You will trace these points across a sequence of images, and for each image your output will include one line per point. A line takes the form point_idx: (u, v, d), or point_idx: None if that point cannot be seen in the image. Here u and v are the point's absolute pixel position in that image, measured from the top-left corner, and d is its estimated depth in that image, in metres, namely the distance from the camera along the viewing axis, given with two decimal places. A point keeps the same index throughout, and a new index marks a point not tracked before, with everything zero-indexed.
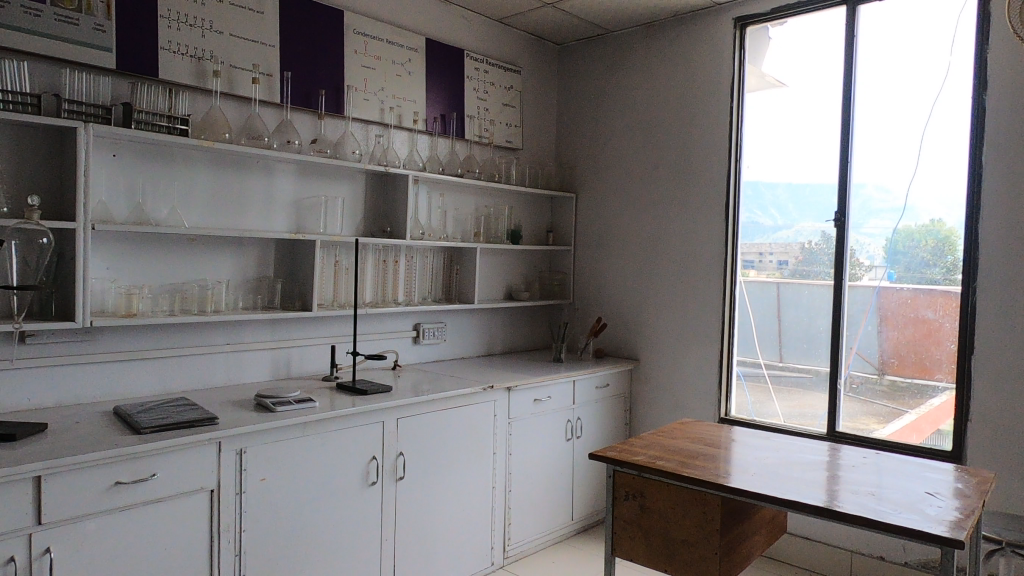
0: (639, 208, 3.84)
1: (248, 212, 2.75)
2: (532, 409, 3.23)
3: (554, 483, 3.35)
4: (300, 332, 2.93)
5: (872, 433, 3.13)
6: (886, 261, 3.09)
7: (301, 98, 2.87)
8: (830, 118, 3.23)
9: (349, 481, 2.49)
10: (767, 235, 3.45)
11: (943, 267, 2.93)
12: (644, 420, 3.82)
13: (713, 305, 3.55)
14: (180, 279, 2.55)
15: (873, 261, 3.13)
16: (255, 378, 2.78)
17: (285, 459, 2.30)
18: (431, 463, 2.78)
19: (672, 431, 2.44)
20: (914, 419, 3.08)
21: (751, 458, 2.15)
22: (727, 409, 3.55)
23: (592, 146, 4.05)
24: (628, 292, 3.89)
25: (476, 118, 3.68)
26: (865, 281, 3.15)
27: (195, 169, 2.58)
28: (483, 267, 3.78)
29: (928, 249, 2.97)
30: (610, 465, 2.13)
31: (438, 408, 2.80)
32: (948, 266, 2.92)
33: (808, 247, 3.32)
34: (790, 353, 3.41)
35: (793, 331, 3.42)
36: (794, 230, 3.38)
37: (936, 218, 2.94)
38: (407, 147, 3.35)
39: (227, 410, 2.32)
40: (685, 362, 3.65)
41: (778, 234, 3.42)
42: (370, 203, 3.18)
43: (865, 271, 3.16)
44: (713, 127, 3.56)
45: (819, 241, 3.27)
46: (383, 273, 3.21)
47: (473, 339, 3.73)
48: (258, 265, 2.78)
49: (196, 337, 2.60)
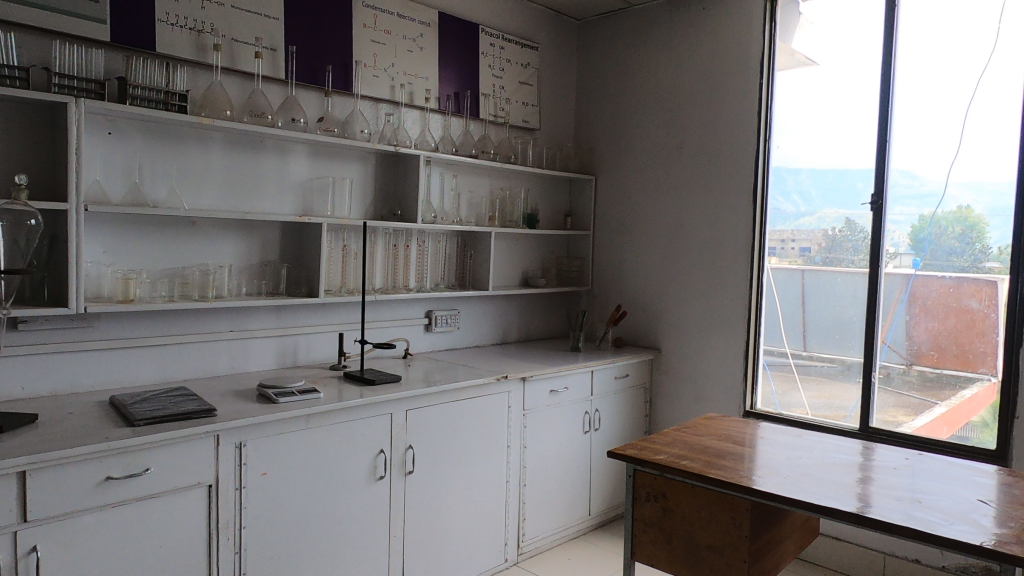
0: (661, 191, 3.67)
1: (252, 195, 2.63)
2: (548, 400, 3.09)
3: (570, 477, 3.23)
4: (307, 318, 2.82)
5: (902, 425, 2.97)
6: (910, 250, 2.93)
7: (307, 74, 2.74)
8: (867, 94, 3.02)
9: (356, 475, 2.38)
10: (791, 222, 3.30)
11: (973, 254, 2.79)
12: (665, 413, 3.67)
13: (739, 293, 3.38)
14: (181, 264, 2.45)
15: (899, 249, 2.95)
16: (260, 366, 2.68)
17: (287, 453, 2.19)
18: (442, 457, 2.66)
19: (695, 427, 2.29)
20: (946, 411, 2.98)
21: (781, 458, 2.01)
22: (753, 402, 3.39)
23: (613, 127, 3.88)
24: (650, 279, 3.73)
25: (491, 97, 3.53)
26: (890, 270, 2.96)
27: (195, 148, 2.47)
28: (498, 252, 3.64)
29: (954, 238, 2.83)
30: (630, 464, 1.98)
31: (449, 400, 2.68)
32: (978, 253, 2.78)
33: (831, 234, 3.19)
34: (815, 341, 3.32)
35: (817, 321, 3.32)
36: (817, 217, 3.23)
37: (964, 203, 2.79)
38: (419, 127, 3.21)
39: (228, 401, 2.22)
40: (708, 353, 3.50)
41: (801, 221, 3.28)
42: (379, 184, 3.05)
43: (890, 258, 2.96)
44: (742, 105, 3.37)
45: (843, 228, 3.13)
46: (394, 259, 3.08)
47: (488, 327, 3.60)
48: (263, 250, 2.67)
49: (198, 324, 2.50)
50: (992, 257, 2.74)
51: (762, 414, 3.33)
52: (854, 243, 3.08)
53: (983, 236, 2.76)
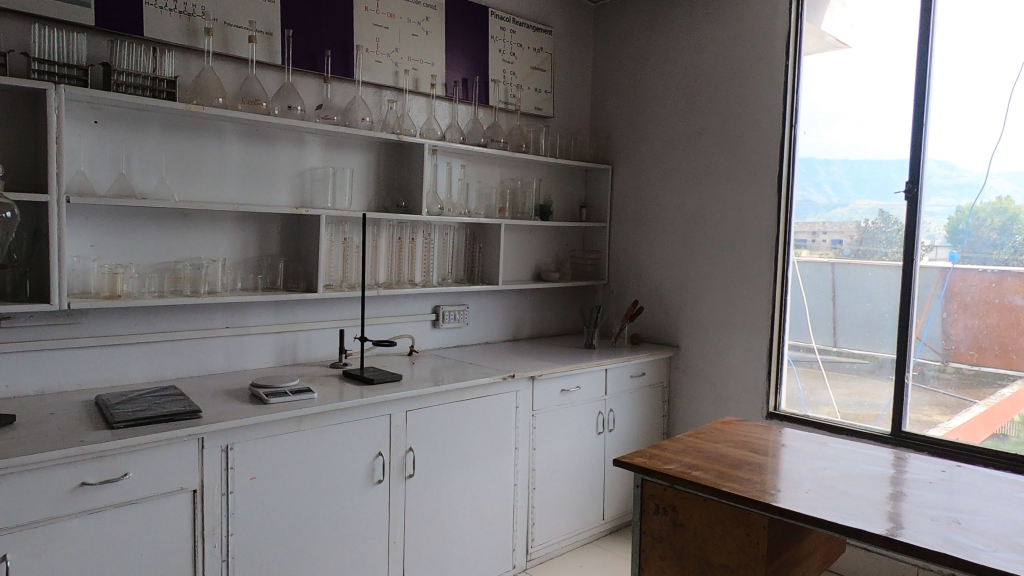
0: (681, 181, 3.50)
1: (248, 186, 2.53)
2: (559, 400, 2.96)
3: (583, 480, 3.09)
4: (307, 314, 2.72)
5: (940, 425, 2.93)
6: (948, 242, 2.76)
7: (304, 59, 2.62)
8: (903, 73, 2.81)
9: (352, 480, 2.27)
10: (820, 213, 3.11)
11: (1012, 247, 2.67)
12: (685, 413, 3.51)
13: (764, 287, 3.19)
14: (173, 258, 2.36)
15: (935, 242, 2.74)
16: (258, 364, 2.59)
17: (277, 457, 2.09)
18: (445, 460, 2.54)
19: (711, 432, 2.13)
20: (983, 412, 3.05)
21: (805, 470, 1.85)
22: (777, 403, 3.19)
23: (630, 114, 3.71)
24: (668, 273, 3.56)
25: (501, 83, 3.38)
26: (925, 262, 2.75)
27: (186, 138, 2.37)
28: (509, 245, 3.50)
29: (993, 230, 2.72)
30: (637, 474, 1.83)
31: (453, 399, 2.55)
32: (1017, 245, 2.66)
33: (862, 226, 3.20)
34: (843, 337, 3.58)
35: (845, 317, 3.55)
36: (850, 209, 3.24)
37: (1005, 193, 2.66)
38: (425, 114, 3.08)
39: (216, 402, 2.12)
40: (730, 350, 3.32)
41: (833, 212, 3.24)
42: (383, 175, 2.93)
43: (925, 251, 2.75)
44: (767, 88, 3.17)
45: (876, 219, 3.04)
46: (398, 252, 2.97)
47: (498, 323, 3.47)
48: (260, 243, 2.57)
49: (191, 321, 2.41)
50: None
51: (785, 415, 3.13)
52: (886, 234, 2.90)
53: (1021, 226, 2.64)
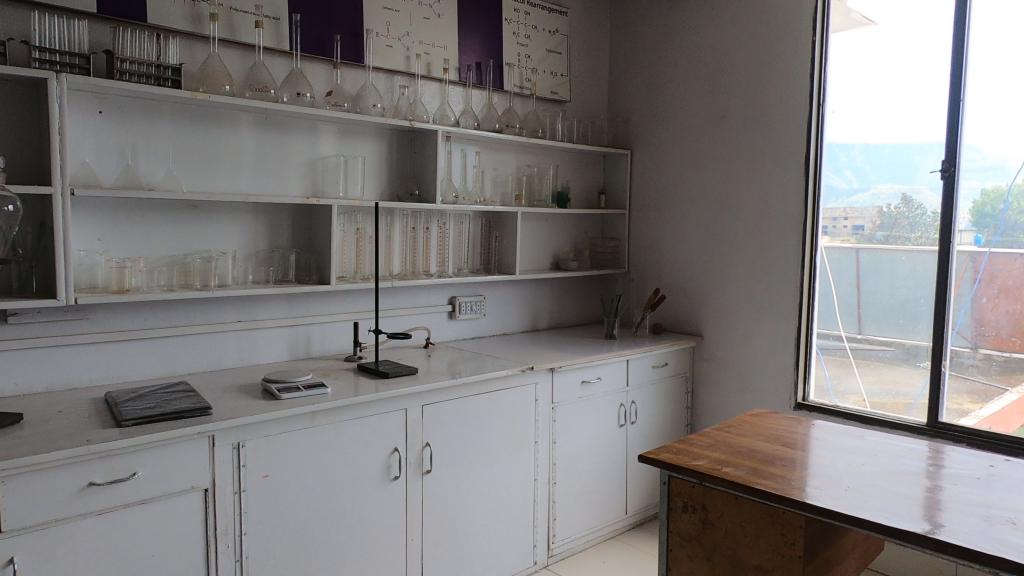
0: (703, 165, 3.39)
1: (259, 177, 2.47)
2: (579, 393, 2.87)
3: (605, 473, 3.01)
4: (320, 307, 2.66)
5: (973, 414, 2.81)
6: (972, 226, 2.64)
7: (314, 44, 2.55)
8: (938, 48, 2.67)
9: (368, 476, 2.21)
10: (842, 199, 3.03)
11: None
12: (709, 404, 3.41)
13: (792, 274, 3.07)
14: (183, 252, 2.31)
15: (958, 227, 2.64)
16: (271, 358, 2.54)
17: (291, 454, 2.03)
18: (463, 455, 2.48)
19: (739, 425, 2.04)
20: (1013, 400, 2.84)
21: (843, 466, 1.75)
22: (805, 393, 3.08)
23: (649, 96, 3.59)
24: (691, 260, 3.46)
25: (516, 66, 3.28)
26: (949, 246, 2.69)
27: (194, 127, 2.31)
28: (525, 233, 3.42)
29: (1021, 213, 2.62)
30: (664, 471, 1.74)
31: (470, 393, 2.48)
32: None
33: (886, 211, 3.00)
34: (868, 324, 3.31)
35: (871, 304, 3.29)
36: (870, 193, 3.04)
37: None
38: (437, 100, 3.00)
39: (228, 398, 2.06)
40: (756, 339, 3.21)
41: (853, 197, 3.05)
42: (395, 163, 2.85)
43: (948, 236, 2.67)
44: (793, 65, 3.04)
45: (899, 205, 2.92)
46: (412, 242, 2.89)
47: (516, 313, 3.39)
48: (271, 235, 2.51)
49: (203, 315, 2.36)
50: None
51: (814, 406, 3.02)
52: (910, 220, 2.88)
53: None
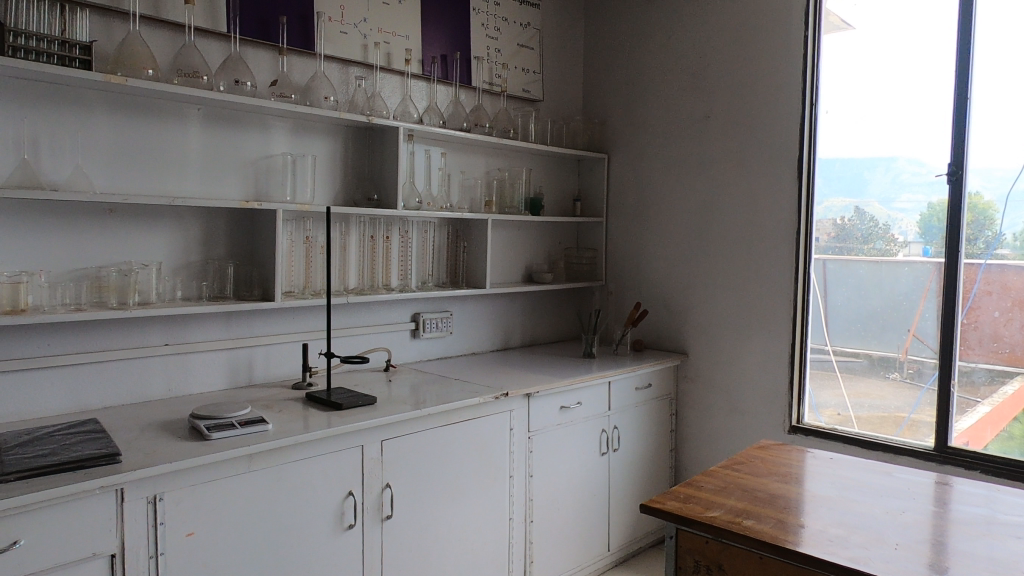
0: (686, 169, 3.16)
1: (191, 177, 2.14)
2: (557, 419, 2.59)
3: (586, 507, 2.72)
4: (264, 327, 2.33)
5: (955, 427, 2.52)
6: (920, 239, 2.62)
7: (255, 27, 2.23)
8: (942, 46, 2.51)
9: (317, 527, 1.89)
10: None
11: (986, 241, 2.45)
12: (695, 427, 3.15)
13: (784, 286, 2.85)
14: (95, 263, 1.96)
15: (907, 238, 2.71)
16: (206, 387, 2.20)
17: (223, 506, 1.69)
18: (429, 495, 2.16)
19: (749, 462, 1.77)
20: (989, 412, 2.57)
21: (881, 514, 1.46)
22: (800, 415, 2.86)
23: (627, 96, 3.35)
24: (673, 272, 3.21)
25: (484, 60, 3.01)
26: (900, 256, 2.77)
27: (112, 118, 1.97)
28: (495, 243, 3.13)
29: (969, 226, 2.46)
30: (670, 523, 1.46)
31: (437, 424, 2.17)
32: (992, 240, 2.46)
33: (839, 224, 2.84)
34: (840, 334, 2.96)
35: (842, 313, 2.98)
36: (821, 207, 2.83)
37: (971, 189, 2.45)
38: (399, 95, 2.70)
39: (145, 439, 1.72)
40: (746, 357, 2.98)
41: None
42: (351, 163, 2.54)
43: (900, 247, 2.76)
44: (783, 62, 2.84)
45: (852, 217, 2.83)
46: (371, 253, 2.58)
47: (486, 330, 3.09)
48: (205, 243, 2.17)
49: (121, 337, 2.01)
50: (1006, 243, 2.47)
51: (810, 429, 2.80)
52: (865, 232, 2.84)
53: (991, 222, 2.45)
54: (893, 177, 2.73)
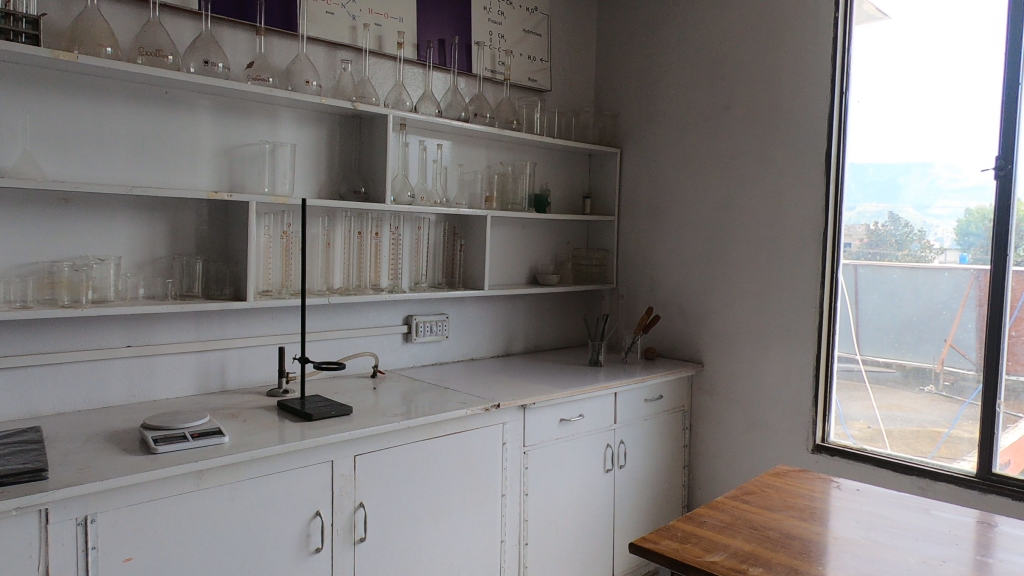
0: (703, 164, 2.93)
1: (157, 166, 1.98)
2: (556, 433, 2.38)
3: (588, 529, 2.51)
4: (238, 328, 2.16)
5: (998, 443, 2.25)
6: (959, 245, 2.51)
7: (230, 4, 2.07)
8: (991, 27, 2.25)
9: (278, 551, 1.70)
10: None
11: None
12: (710, 443, 2.92)
13: (809, 291, 2.61)
14: (49, 258, 1.81)
15: (943, 244, 2.57)
16: (172, 393, 2.04)
17: (167, 528, 1.52)
18: (409, 516, 1.97)
19: (761, 492, 1.54)
20: None
21: (917, 565, 1.22)
22: (825, 433, 2.61)
23: (642, 87, 3.13)
24: (689, 275, 2.99)
25: (486, 46, 2.82)
26: (937, 262, 2.64)
27: (66, 101, 1.82)
28: (496, 243, 2.94)
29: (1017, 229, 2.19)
30: (663, 568, 1.24)
31: (419, 438, 1.98)
32: None
33: (874, 230, 2.68)
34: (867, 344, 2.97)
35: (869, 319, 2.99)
36: (856, 212, 2.57)
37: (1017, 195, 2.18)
38: (392, 81, 2.52)
39: (84, 452, 1.56)
40: (766, 368, 2.74)
41: None
42: (338, 154, 2.37)
43: (936, 253, 2.62)
44: (811, 46, 2.60)
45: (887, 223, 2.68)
46: (358, 251, 2.39)
47: (485, 335, 2.89)
48: (172, 236, 2.02)
49: (78, 338, 1.86)
50: None
51: (836, 449, 2.55)
52: (899, 237, 2.73)
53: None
54: (929, 182, 2.60)
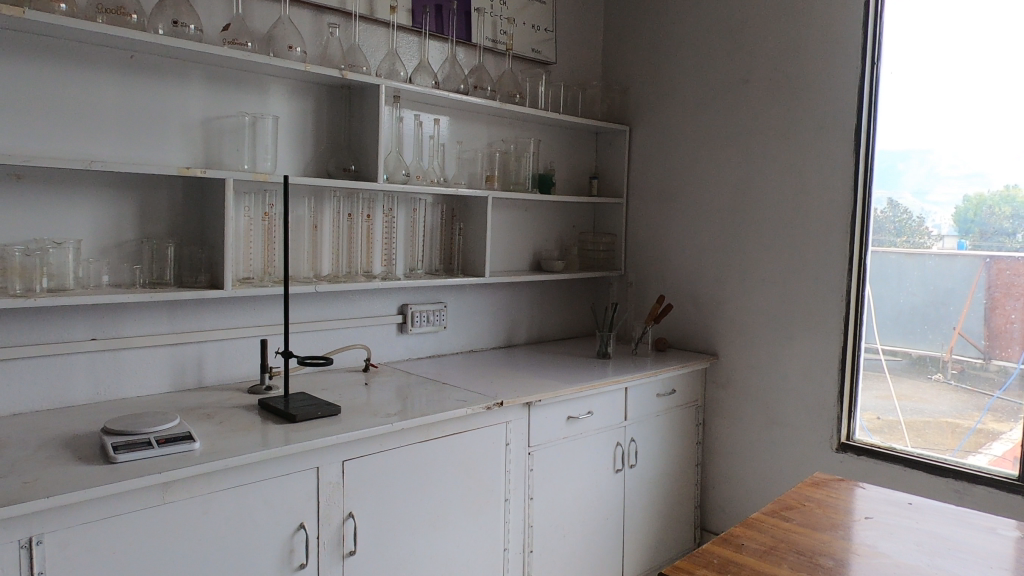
0: (719, 142, 2.73)
1: (123, 140, 1.79)
2: (563, 432, 2.20)
3: (596, 535, 2.33)
4: (217, 320, 1.97)
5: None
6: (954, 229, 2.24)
7: None
8: None
9: (258, 569, 1.53)
10: None
11: None
12: (724, 439, 2.75)
13: (835, 278, 2.42)
14: (0, 241, 1.62)
15: (941, 232, 2.27)
16: (143, 392, 1.85)
17: (130, 546, 1.35)
18: (404, 525, 1.79)
19: (801, 508, 1.36)
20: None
21: None
22: (850, 431, 2.44)
23: (653, 59, 2.93)
24: (703, 261, 2.80)
25: (487, 14, 2.61)
26: (934, 249, 2.29)
27: (15, 64, 1.62)
28: (496, 226, 2.75)
29: None
30: None
31: (414, 440, 1.80)
32: None
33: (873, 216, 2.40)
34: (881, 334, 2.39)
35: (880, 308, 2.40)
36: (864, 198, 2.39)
37: None
38: (384, 49, 2.31)
39: (35, 460, 1.37)
40: (787, 361, 2.56)
41: None
42: (324, 128, 2.17)
43: (934, 240, 2.29)
44: (840, 12, 2.40)
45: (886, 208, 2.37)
46: (348, 235, 2.20)
47: (486, 325, 2.71)
48: (140, 217, 1.82)
49: (33, 331, 1.67)
50: None
51: (863, 448, 2.38)
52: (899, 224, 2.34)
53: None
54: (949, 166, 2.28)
